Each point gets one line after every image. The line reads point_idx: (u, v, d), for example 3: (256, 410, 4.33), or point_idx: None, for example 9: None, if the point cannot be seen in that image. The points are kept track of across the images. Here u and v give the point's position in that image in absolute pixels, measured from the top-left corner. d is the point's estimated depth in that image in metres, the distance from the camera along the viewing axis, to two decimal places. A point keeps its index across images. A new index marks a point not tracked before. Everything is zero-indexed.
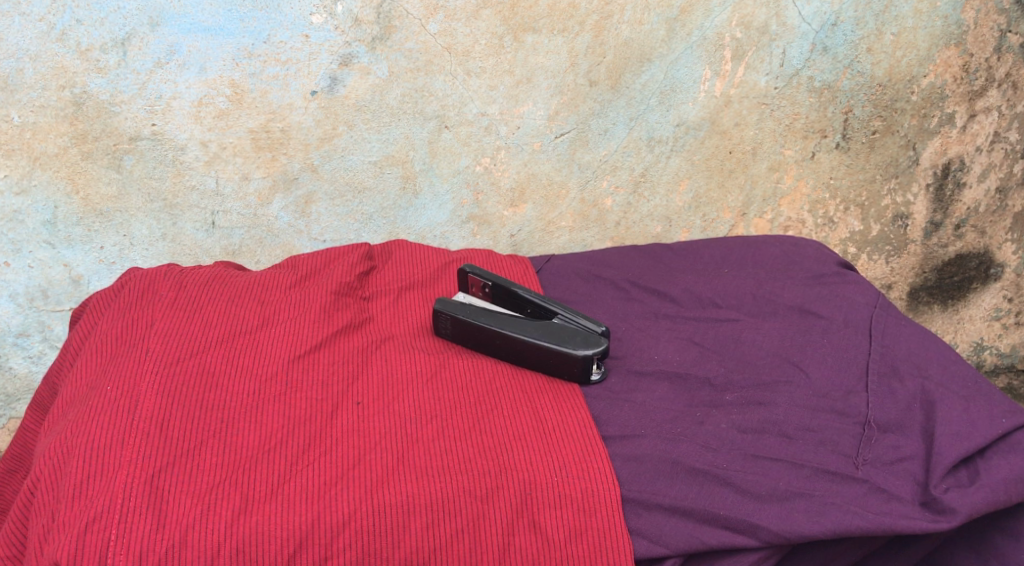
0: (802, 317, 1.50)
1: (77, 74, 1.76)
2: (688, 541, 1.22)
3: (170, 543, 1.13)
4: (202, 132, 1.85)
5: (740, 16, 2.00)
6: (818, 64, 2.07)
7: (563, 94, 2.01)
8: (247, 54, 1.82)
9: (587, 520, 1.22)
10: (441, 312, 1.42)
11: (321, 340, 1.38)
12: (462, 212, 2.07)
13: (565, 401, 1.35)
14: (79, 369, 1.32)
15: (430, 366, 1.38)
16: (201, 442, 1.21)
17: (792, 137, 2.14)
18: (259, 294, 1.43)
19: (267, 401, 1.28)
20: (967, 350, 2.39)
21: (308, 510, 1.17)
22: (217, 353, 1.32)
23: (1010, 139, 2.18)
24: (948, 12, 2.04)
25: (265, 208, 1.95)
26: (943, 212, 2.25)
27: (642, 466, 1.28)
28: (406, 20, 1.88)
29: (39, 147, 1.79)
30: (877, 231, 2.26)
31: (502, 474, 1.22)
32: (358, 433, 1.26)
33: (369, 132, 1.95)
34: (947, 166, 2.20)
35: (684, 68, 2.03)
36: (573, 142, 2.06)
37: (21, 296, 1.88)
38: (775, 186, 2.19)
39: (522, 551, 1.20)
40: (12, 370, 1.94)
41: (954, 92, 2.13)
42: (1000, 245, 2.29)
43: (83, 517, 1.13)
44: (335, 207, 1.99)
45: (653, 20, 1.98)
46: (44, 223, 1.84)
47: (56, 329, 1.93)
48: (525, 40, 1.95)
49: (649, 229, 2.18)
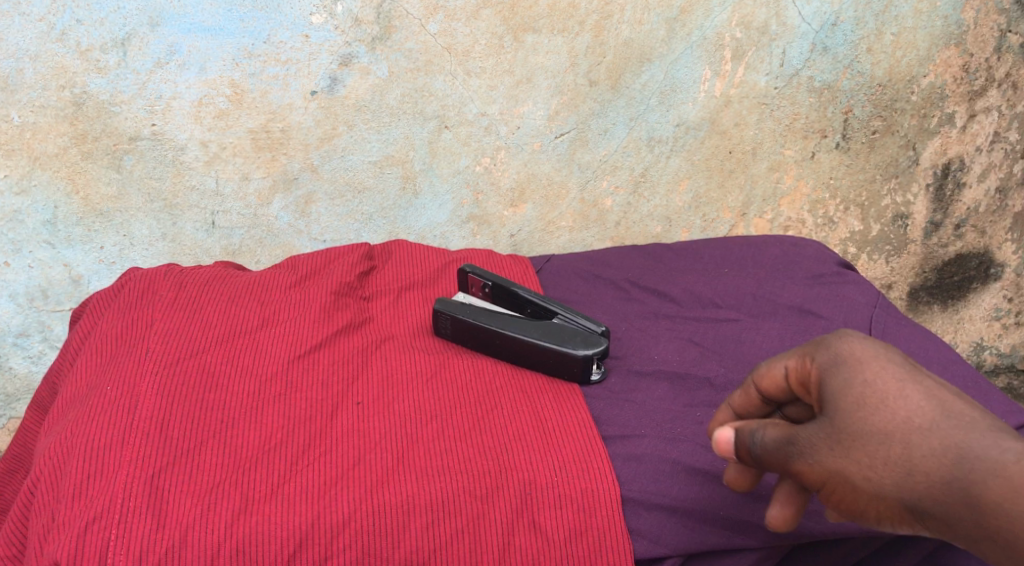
0: (802, 317, 1.50)
1: (76, 74, 1.76)
2: (688, 540, 1.23)
3: (170, 543, 1.13)
4: (202, 132, 1.85)
5: (741, 16, 2.00)
6: (818, 64, 2.07)
7: (563, 94, 2.01)
8: (247, 54, 1.83)
9: (588, 519, 1.21)
10: (442, 312, 1.42)
11: (321, 340, 1.37)
12: (462, 212, 2.07)
13: (565, 401, 1.35)
14: (79, 369, 1.32)
15: (430, 366, 1.37)
16: (201, 442, 1.21)
17: (792, 137, 2.14)
18: (259, 294, 1.43)
19: (267, 402, 1.28)
20: (967, 350, 2.38)
21: (308, 510, 1.17)
22: (217, 353, 1.32)
23: (1010, 139, 2.18)
24: (949, 12, 2.04)
25: (265, 208, 1.95)
26: (943, 212, 2.25)
27: (642, 466, 1.27)
28: (406, 20, 1.88)
29: (38, 147, 1.79)
30: (876, 231, 2.26)
31: (502, 474, 1.22)
32: (358, 434, 1.26)
33: (370, 132, 1.95)
34: (947, 166, 2.20)
35: (684, 68, 2.03)
36: (573, 142, 2.06)
37: (22, 296, 1.88)
38: (775, 186, 2.19)
39: (522, 551, 1.19)
40: (12, 369, 1.94)
41: (954, 92, 2.13)
42: (1000, 244, 2.29)
43: (83, 517, 1.13)
44: (336, 207, 1.99)
45: (653, 20, 1.98)
46: (44, 223, 1.84)
47: (56, 329, 1.92)
48: (525, 40, 1.95)
49: (649, 229, 2.18)
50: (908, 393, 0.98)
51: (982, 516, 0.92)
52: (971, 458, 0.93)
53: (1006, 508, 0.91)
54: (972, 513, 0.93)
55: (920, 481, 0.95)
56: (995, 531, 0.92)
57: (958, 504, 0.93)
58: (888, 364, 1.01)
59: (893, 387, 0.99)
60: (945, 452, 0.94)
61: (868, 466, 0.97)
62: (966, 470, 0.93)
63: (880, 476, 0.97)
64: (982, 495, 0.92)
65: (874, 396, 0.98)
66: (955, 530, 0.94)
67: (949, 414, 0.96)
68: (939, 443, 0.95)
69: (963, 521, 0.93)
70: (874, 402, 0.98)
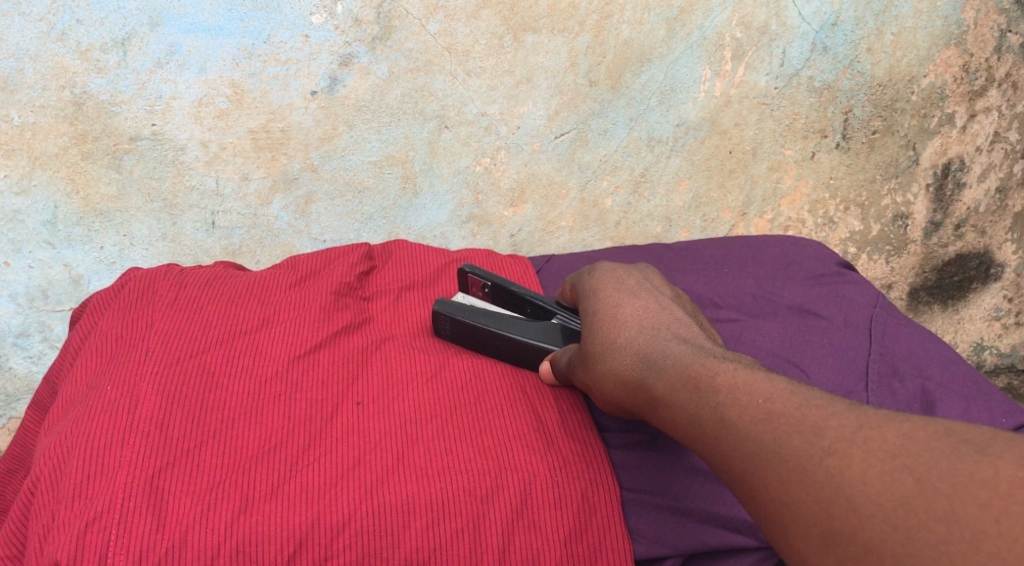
0: (802, 317, 1.50)
1: (77, 74, 1.79)
2: (688, 541, 1.22)
3: (170, 544, 1.13)
4: (202, 132, 1.86)
5: (740, 16, 2.06)
6: (818, 64, 2.12)
7: (563, 94, 2.03)
8: (247, 54, 1.86)
9: (588, 519, 1.22)
10: (441, 313, 1.40)
11: (321, 340, 1.36)
12: (462, 212, 2.04)
13: (565, 400, 1.34)
14: (79, 369, 1.32)
15: (429, 366, 1.36)
16: (201, 442, 1.21)
17: (792, 137, 2.16)
18: (259, 294, 1.42)
19: (267, 402, 1.27)
20: (967, 350, 2.34)
21: (308, 511, 1.17)
22: (217, 353, 1.31)
23: (1010, 139, 2.20)
24: (948, 12, 2.11)
25: (265, 208, 1.93)
26: (943, 212, 2.25)
27: (642, 465, 1.29)
28: (406, 20, 1.92)
29: (39, 147, 1.79)
30: (877, 231, 2.26)
31: (502, 474, 1.22)
32: (358, 434, 1.25)
33: (370, 133, 1.95)
34: (947, 166, 2.22)
35: (684, 67, 2.07)
36: (573, 143, 2.06)
37: (21, 296, 1.84)
38: (776, 186, 2.19)
39: (522, 551, 1.19)
40: (12, 369, 1.87)
41: (954, 92, 2.17)
42: (1000, 244, 2.27)
43: (83, 517, 1.13)
44: (335, 207, 1.97)
45: (653, 20, 2.03)
46: (44, 223, 1.82)
47: (56, 330, 1.87)
48: (525, 40, 1.99)
49: (649, 230, 2.15)
50: (620, 321, 1.18)
51: (697, 413, 1.02)
52: (648, 367, 1.11)
53: (688, 408, 1.04)
54: (676, 414, 1.05)
55: (622, 390, 1.14)
56: (700, 437, 1.02)
57: (702, 436, 1.02)
58: (613, 295, 1.24)
59: (611, 316, 1.20)
60: (637, 358, 1.13)
61: (593, 377, 1.19)
62: (643, 376, 1.11)
63: (603, 385, 1.17)
64: (657, 396, 1.08)
65: (601, 321, 1.21)
66: (681, 436, 1.05)
67: (645, 334, 1.15)
68: (631, 357, 1.14)
69: (703, 423, 1.02)
70: (602, 329, 1.19)
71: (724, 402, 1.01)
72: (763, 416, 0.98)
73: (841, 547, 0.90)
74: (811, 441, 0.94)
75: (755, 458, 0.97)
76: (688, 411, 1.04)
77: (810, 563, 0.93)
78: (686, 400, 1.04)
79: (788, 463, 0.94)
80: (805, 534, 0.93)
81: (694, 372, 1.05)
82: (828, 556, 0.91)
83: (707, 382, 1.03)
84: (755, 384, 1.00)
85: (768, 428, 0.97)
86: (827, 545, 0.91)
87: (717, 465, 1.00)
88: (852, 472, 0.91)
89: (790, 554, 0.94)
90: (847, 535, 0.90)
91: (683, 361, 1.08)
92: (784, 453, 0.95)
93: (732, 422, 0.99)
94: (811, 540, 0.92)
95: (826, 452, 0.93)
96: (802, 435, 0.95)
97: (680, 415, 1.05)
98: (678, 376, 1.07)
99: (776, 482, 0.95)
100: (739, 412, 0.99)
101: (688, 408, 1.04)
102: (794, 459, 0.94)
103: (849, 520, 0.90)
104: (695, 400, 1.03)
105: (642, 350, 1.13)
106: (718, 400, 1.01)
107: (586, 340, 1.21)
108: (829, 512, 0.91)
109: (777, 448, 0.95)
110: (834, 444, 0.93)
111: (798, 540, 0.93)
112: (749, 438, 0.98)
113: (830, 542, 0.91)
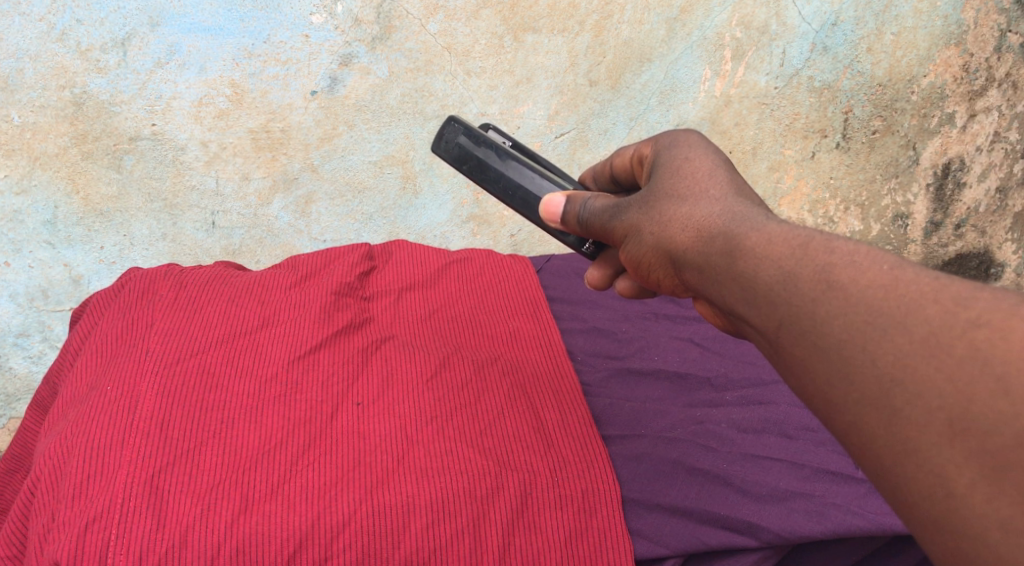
0: None
1: (77, 74, 1.74)
2: (689, 541, 1.20)
3: (170, 544, 1.12)
4: (202, 132, 1.85)
5: (740, 16, 2.06)
6: (818, 64, 2.14)
7: (563, 94, 2.05)
8: (247, 54, 1.83)
9: (588, 520, 1.20)
10: (456, 120, 1.14)
11: (322, 340, 1.35)
12: (462, 212, 2.11)
13: (567, 402, 1.34)
14: (79, 369, 1.32)
15: (429, 366, 1.35)
16: (201, 442, 1.20)
17: (792, 137, 2.21)
18: (259, 294, 1.42)
19: (267, 402, 1.26)
20: None
21: (309, 510, 1.15)
22: (217, 353, 1.31)
23: (1010, 139, 2.24)
24: (948, 12, 2.11)
25: (265, 208, 1.95)
26: (943, 212, 2.31)
27: (643, 466, 1.27)
28: (406, 20, 1.90)
29: (39, 147, 1.76)
30: (877, 230, 2.34)
31: (502, 475, 1.21)
32: (358, 435, 1.24)
33: (370, 132, 1.97)
34: (947, 166, 2.27)
35: (684, 68, 2.09)
36: (574, 142, 2.10)
37: (21, 296, 1.84)
38: (776, 186, 2.26)
39: (522, 551, 1.17)
40: (12, 369, 1.89)
41: (954, 91, 2.20)
42: (1000, 244, 2.34)
43: (83, 517, 1.13)
44: (335, 207, 2.00)
45: (653, 20, 2.03)
46: (44, 223, 1.80)
47: (56, 329, 1.88)
48: (525, 40, 1.99)
49: None
50: (714, 172, 0.91)
51: (793, 272, 0.78)
52: (739, 223, 0.85)
53: (780, 265, 0.79)
54: (761, 273, 0.80)
55: (689, 237, 0.88)
56: (788, 299, 0.78)
57: (793, 296, 0.78)
58: (711, 151, 0.94)
59: (704, 166, 0.92)
60: (723, 214, 0.87)
61: (657, 222, 0.91)
62: (730, 226, 0.85)
63: (666, 233, 0.90)
64: (740, 248, 0.83)
65: (686, 167, 0.93)
66: (752, 300, 0.81)
67: (739, 192, 0.89)
68: (719, 208, 0.87)
69: (800, 282, 0.78)
70: (688, 172, 0.92)
71: (836, 263, 0.77)
72: (887, 283, 0.74)
73: (975, 439, 0.68)
74: (951, 311, 0.71)
75: (868, 329, 0.73)
76: (783, 269, 0.79)
77: (925, 460, 0.70)
78: (784, 257, 0.80)
79: (915, 336, 0.71)
80: (923, 421, 0.70)
81: (804, 235, 0.80)
82: (954, 449, 0.69)
83: (821, 242, 0.79)
84: (881, 253, 0.76)
85: (892, 295, 0.73)
86: (955, 434, 0.69)
87: (800, 333, 0.77)
88: (1009, 347, 0.68)
89: (891, 448, 0.71)
90: (989, 425, 0.67)
91: (788, 223, 0.83)
92: (911, 325, 0.72)
93: (843, 285, 0.75)
94: (929, 430, 0.70)
95: (972, 324, 0.70)
96: (939, 304, 0.71)
97: (768, 273, 0.80)
98: (779, 233, 0.81)
99: (889, 357, 0.72)
100: (857, 276, 0.75)
101: (781, 263, 0.80)
102: (925, 330, 0.71)
103: (994, 407, 0.67)
104: (796, 259, 0.79)
105: (737, 205, 0.87)
106: (829, 259, 0.77)
107: (663, 183, 0.93)
108: (965, 393, 0.69)
109: (901, 319, 0.72)
110: (987, 314, 0.69)
111: (912, 430, 0.71)
112: (864, 303, 0.74)
113: (961, 432, 0.69)
